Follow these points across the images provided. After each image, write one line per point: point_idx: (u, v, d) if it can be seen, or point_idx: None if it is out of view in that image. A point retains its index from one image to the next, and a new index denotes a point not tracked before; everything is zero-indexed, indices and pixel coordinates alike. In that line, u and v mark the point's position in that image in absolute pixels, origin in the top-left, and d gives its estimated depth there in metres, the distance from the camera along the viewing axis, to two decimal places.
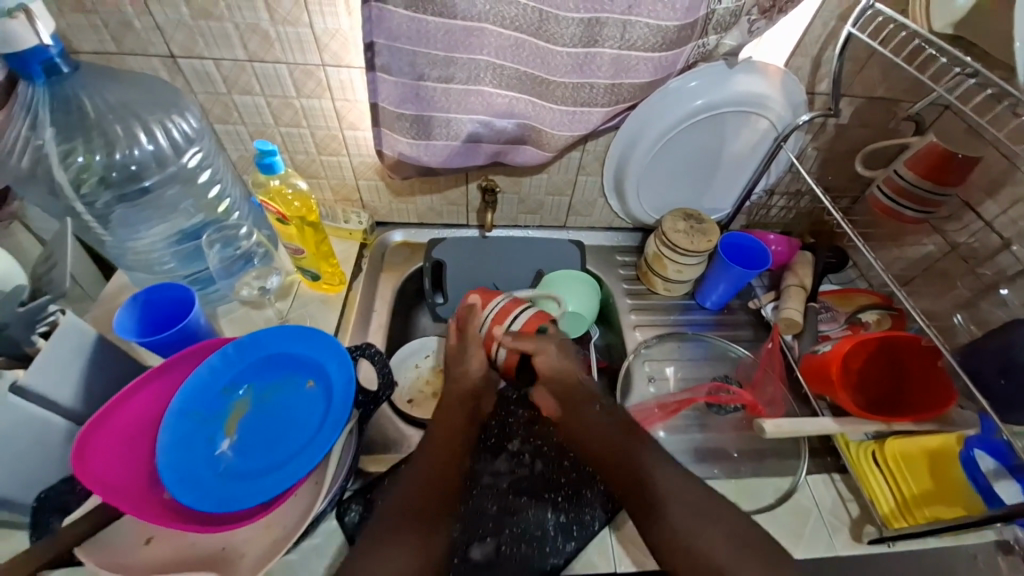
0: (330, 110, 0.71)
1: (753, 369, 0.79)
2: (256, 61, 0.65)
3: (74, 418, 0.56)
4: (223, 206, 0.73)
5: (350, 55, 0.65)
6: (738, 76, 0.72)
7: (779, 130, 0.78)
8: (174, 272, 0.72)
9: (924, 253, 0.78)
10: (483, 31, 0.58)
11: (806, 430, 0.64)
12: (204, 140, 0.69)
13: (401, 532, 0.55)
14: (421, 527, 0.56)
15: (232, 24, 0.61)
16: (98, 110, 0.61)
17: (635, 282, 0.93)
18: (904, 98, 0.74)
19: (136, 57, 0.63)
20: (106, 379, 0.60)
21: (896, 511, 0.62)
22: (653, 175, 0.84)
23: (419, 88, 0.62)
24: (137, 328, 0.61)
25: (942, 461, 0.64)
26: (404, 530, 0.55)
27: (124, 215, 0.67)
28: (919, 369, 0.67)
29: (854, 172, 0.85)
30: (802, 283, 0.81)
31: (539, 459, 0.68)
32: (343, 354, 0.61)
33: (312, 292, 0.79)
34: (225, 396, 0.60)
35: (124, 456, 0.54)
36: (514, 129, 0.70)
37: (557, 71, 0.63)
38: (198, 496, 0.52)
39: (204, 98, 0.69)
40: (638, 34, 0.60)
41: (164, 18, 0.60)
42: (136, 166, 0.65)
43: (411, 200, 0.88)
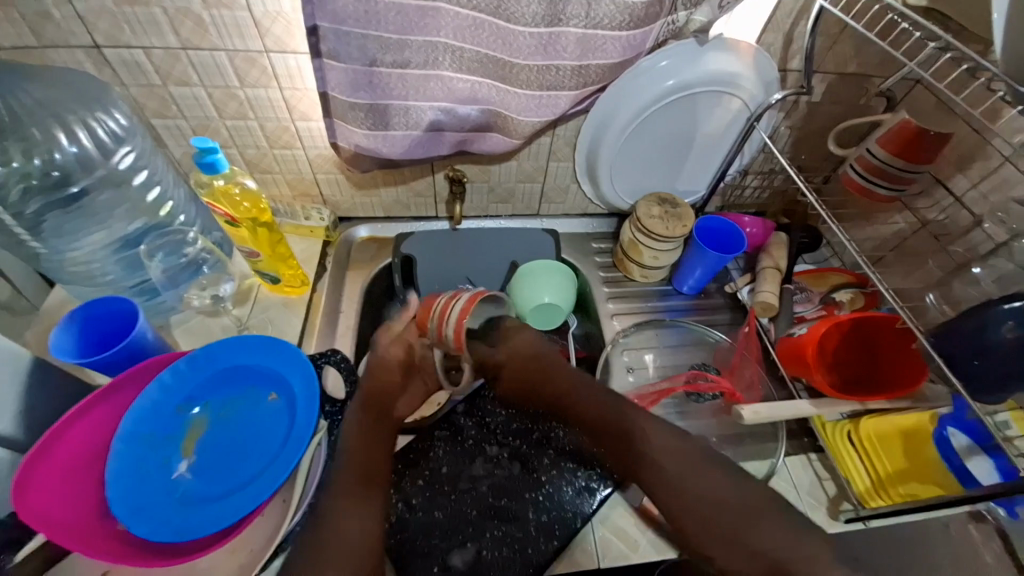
0: (279, 100, 0.66)
1: (731, 354, 0.78)
2: (190, 49, 0.59)
3: (15, 448, 0.52)
4: (165, 209, 0.67)
5: (296, 40, 0.60)
6: (709, 54, 0.70)
7: (752, 109, 0.76)
8: (116, 283, 0.67)
9: (896, 230, 0.79)
10: (438, 10, 0.53)
11: (784, 415, 0.64)
12: (136, 138, 0.63)
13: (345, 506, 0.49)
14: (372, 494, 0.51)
15: (159, 7, 0.55)
16: (12, 112, 0.56)
17: (611, 269, 0.91)
18: (875, 73, 0.73)
19: (58, 50, 0.57)
20: (48, 404, 0.55)
21: (872, 489, 0.63)
22: (626, 160, 0.81)
23: (372, 74, 0.57)
24: (77, 347, 0.56)
25: (916, 439, 0.65)
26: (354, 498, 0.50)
27: (58, 222, 0.61)
28: (892, 350, 0.67)
29: (826, 150, 0.84)
30: (777, 265, 0.80)
31: (518, 457, 0.67)
32: (306, 364, 0.58)
33: (274, 295, 0.75)
34: (182, 414, 0.56)
35: (72, 486, 0.50)
36: (478, 115, 0.66)
37: (521, 53, 0.59)
38: (154, 525, 0.49)
39: (136, 91, 0.63)
40: (603, 11, 0.56)
41: (80, 3, 0.53)
42: (59, 171, 0.59)
43: (375, 194, 0.83)
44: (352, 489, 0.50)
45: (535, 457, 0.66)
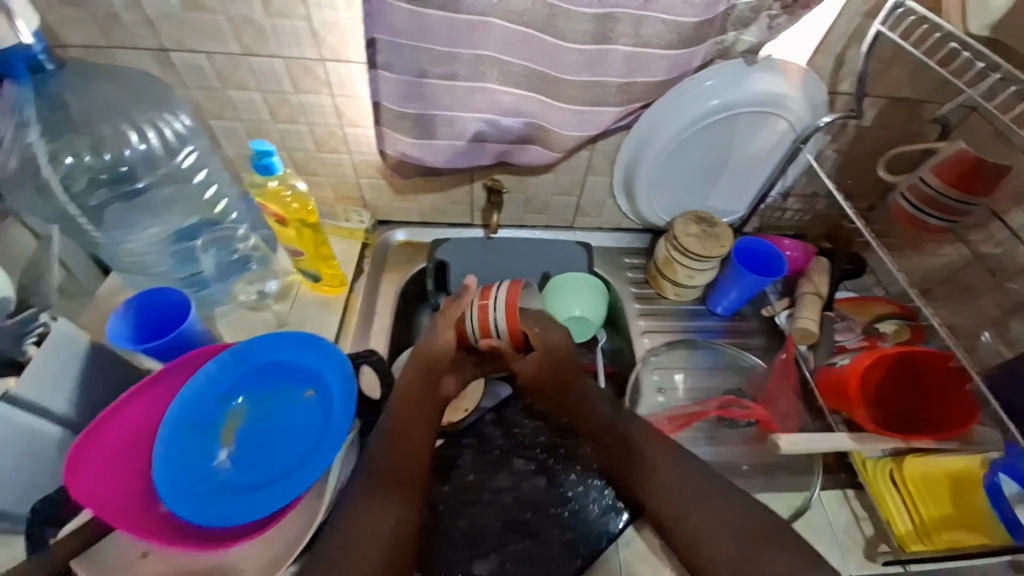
0: (329, 106, 0.68)
1: (766, 380, 0.76)
2: (250, 55, 0.62)
3: (67, 428, 0.55)
4: (220, 206, 0.70)
5: (350, 50, 0.62)
6: (757, 75, 0.69)
7: (798, 131, 0.75)
8: (167, 275, 0.69)
9: (945, 261, 0.75)
10: (488, 26, 0.54)
11: (821, 448, 0.62)
12: (197, 138, 0.68)
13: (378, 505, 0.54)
14: (400, 496, 0.56)
15: (225, 16, 0.58)
16: (83, 110, 0.59)
17: (643, 286, 0.90)
18: (930, 100, 0.71)
19: (126, 51, 0.60)
20: (100, 387, 0.58)
21: (913, 533, 0.60)
22: (665, 177, 0.81)
23: (421, 86, 0.59)
24: (131, 333, 0.59)
25: (965, 484, 0.62)
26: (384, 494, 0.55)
27: (118, 213, 0.65)
28: (938, 387, 0.64)
29: (874, 176, 0.82)
30: (817, 291, 0.78)
31: (545, 471, 0.67)
32: (342, 364, 0.59)
33: (312, 293, 0.77)
34: (222, 405, 0.58)
35: (118, 469, 0.53)
36: (521, 128, 0.67)
37: (567, 69, 0.60)
38: (195, 510, 0.51)
39: (198, 93, 0.66)
40: (652, 31, 0.56)
41: (154, 11, 0.57)
42: (126, 167, 0.63)
43: (413, 199, 0.85)
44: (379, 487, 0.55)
45: (561, 472, 0.66)
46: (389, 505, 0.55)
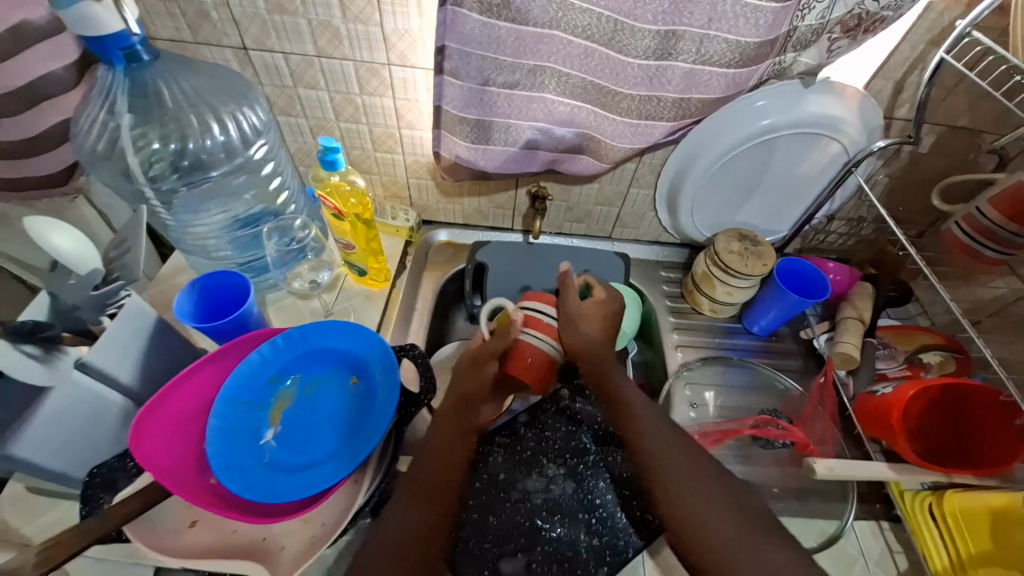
0: (391, 108, 0.71)
1: (803, 403, 0.76)
2: (323, 57, 0.65)
3: (129, 396, 0.59)
4: (282, 197, 0.74)
5: (417, 56, 0.65)
6: (813, 96, 0.69)
7: (851, 155, 0.75)
8: (228, 259, 0.74)
9: (996, 295, 0.74)
10: (553, 38, 0.56)
11: (860, 475, 0.62)
12: (270, 133, 0.70)
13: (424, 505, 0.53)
14: (430, 499, 0.53)
15: (305, 19, 0.61)
16: (174, 99, 0.63)
17: (678, 300, 0.90)
18: (988, 130, 0.70)
19: (210, 47, 0.65)
20: (163, 361, 0.62)
21: (950, 569, 0.59)
22: (710, 193, 0.81)
23: (483, 93, 0.61)
24: (194, 313, 0.63)
25: (1005, 520, 0.60)
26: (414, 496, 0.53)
27: (188, 198, 0.69)
28: (984, 422, 0.63)
29: (924, 204, 0.81)
30: (860, 317, 0.77)
31: (575, 475, 0.67)
32: (389, 355, 0.62)
33: (357, 286, 0.80)
34: (272, 386, 0.61)
35: (174, 439, 0.55)
36: (573, 138, 0.68)
37: (626, 82, 0.61)
38: (245, 485, 0.53)
39: (270, 90, 0.70)
40: (714, 49, 0.57)
41: (240, 11, 0.61)
42: (206, 155, 0.67)
43: (459, 202, 0.87)
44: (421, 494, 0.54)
45: (590, 477, 0.67)
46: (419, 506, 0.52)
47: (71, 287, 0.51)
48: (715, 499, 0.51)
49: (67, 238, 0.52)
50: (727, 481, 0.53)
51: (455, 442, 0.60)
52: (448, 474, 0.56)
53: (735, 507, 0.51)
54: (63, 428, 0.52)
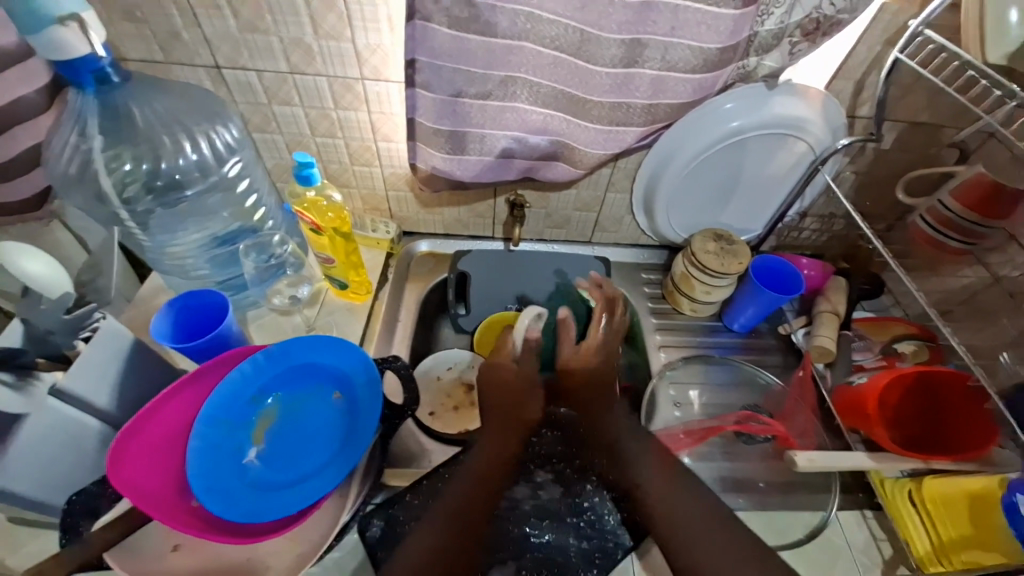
0: (366, 122, 0.72)
1: (783, 397, 0.77)
2: (297, 73, 0.66)
3: (106, 421, 0.57)
4: (259, 214, 0.74)
5: (390, 70, 0.65)
6: (778, 98, 0.71)
7: (817, 153, 0.77)
8: (207, 278, 0.73)
9: (964, 284, 0.76)
10: (523, 49, 0.57)
11: (842, 465, 0.63)
12: (244, 150, 0.71)
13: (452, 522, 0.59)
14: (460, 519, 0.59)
15: (277, 37, 0.62)
16: (145, 119, 0.63)
17: (660, 301, 0.91)
18: (948, 125, 0.72)
19: (182, 67, 0.65)
20: (140, 383, 0.61)
21: (932, 555, 0.60)
22: (685, 195, 0.83)
23: (456, 104, 0.62)
24: (172, 333, 0.62)
25: (979, 501, 0.61)
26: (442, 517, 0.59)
27: (164, 219, 0.68)
28: (958, 409, 0.65)
29: (891, 199, 0.83)
30: (835, 310, 0.79)
31: (562, 480, 0.67)
32: (372, 368, 0.61)
33: (339, 299, 0.80)
34: (254, 404, 0.60)
35: (154, 462, 0.54)
36: (547, 145, 0.69)
37: (596, 90, 0.62)
38: (228, 505, 0.52)
39: (245, 108, 0.70)
40: (678, 56, 0.59)
41: (211, 30, 0.61)
42: (180, 175, 0.67)
43: (439, 212, 0.88)
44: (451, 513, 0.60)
45: (577, 481, 0.67)
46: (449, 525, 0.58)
47: (46, 310, 0.53)
48: (687, 504, 0.62)
49: (38, 262, 0.55)
50: (701, 492, 0.63)
51: (491, 465, 0.66)
52: (483, 488, 0.63)
53: (705, 513, 0.61)
54: (37, 457, 0.51)
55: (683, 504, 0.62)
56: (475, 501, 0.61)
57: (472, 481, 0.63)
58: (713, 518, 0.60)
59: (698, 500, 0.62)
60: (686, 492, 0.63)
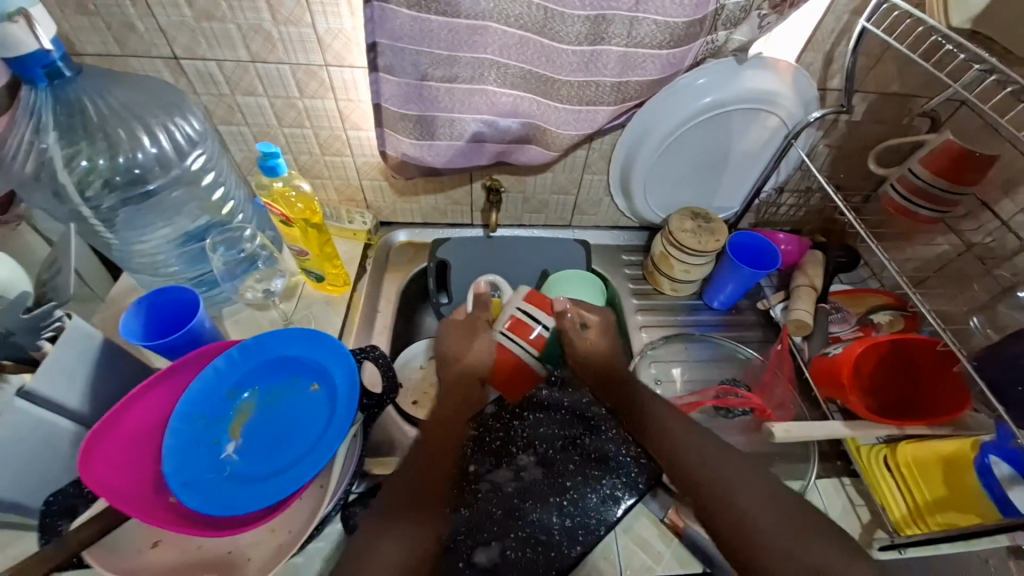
0: (334, 110, 0.71)
1: (762, 371, 0.78)
2: (258, 62, 0.64)
3: (80, 422, 0.57)
4: (227, 208, 0.72)
5: (354, 56, 0.64)
6: (748, 72, 0.71)
7: (789, 127, 0.77)
8: (178, 275, 0.72)
9: (939, 252, 0.77)
10: (486, 29, 0.56)
11: (818, 434, 0.64)
12: (207, 142, 0.69)
13: (412, 512, 0.56)
14: (424, 517, 0.56)
15: (235, 25, 0.60)
16: (100, 114, 0.61)
17: (641, 282, 0.91)
18: (920, 94, 0.72)
19: (139, 59, 0.63)
20: (113, 384, 0.60)
21: (908, 517, 0.62)
22: (661, 174, 0.82)
23: (422, 88, 0.61)
24: (143, 332, 0.61)
25: (955, 466, 0.63)
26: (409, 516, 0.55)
27: (130, 217, 0.67)
28: (933, 375, 0.65)
29: (864, 171, 0.84)
30: (812, 283, 0.80)
31: (546, 459, 0.68)
32: (348, 358, 0.61)
33: (317, 292, 0.79)
34: (230, 399, 0.60)
35: (128, 461, 0.54)
36: (519, 128, 0.68)
37: (563, 70, 0.62)
38: (204, 499, 0.52)
39: (207, 99, 0.69)
40: (644, 31, 0.58)
41: (166, 20, 0.59)
42: (140, 169, 0.65)
43: (415, 200, 0.87)
44: (405, 501, 0.56)
45: (560, 461, 0.67)
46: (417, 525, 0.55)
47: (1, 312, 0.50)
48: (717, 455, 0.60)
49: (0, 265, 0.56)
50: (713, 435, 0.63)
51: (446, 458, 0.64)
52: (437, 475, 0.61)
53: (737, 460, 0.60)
54: (10, 460, 0.50)
55: (698, 455, 0.61)
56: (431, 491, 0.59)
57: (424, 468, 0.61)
58: (749, 466, 0.59)
59: (717, 450, 0.61)
60: (705, 441, 0.62)
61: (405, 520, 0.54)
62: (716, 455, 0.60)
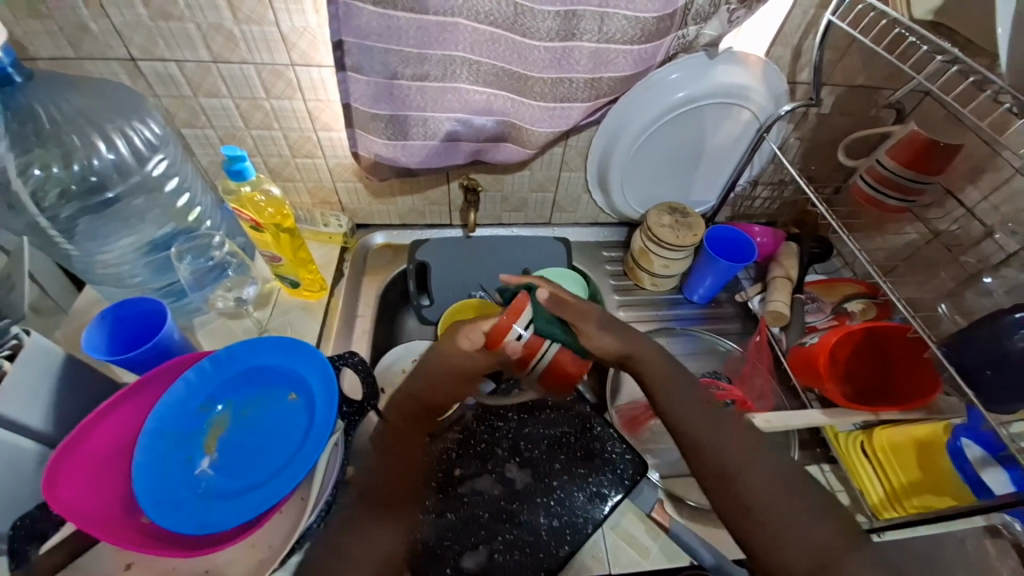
0: (303, 111, 0.69)
1: (742, 363, 0.80)
2: (221, 62, 0.62)
3: (45, 443, 0.54)
4: (194, 214, 0.71)
5: (320, 54, 0.62)
6: (720, 67, 0.71)
7: (761, 121, 0.78)
8: (144, 285, 0.70)
9: (907, 241, 0.79)
10: (456, 26, 0.55)
11: (797, 424, 0.65)
12: (169, 147, 0.67)
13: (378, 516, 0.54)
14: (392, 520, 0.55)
15: (194, 23, 0.58)
16: (53, 120, 0.58)
17: (621, 278, 0.91)
18: (885, 86, 0.74)
19: (94, 61, 0.61)
20: (78, 401, 0.58)
21: (886, 501, 0.63)
22: (638, 170, 0.82)
23: (393, 87, 0.60)
24: (107, 345, 0.59)
25: (930, 450, 0.65)
26: (374, 522, 0.53)
27: (91, 228, 0.64)
28: (905, 362, 0.67)
29: (835, 162, 0.85)
30: (788, 275, 0.81)
31: (529, 458, 0.68)
32: (325, 366, 0.59)
33: (293, 298, 0.77)
34: (204, 413, 0.58)
35: (99, 483, 0.52)
36: (494, 126, 0.68)
37: (536, 66, 0.61)
38: (178, 519, 0.50)
39: (168, 102, 0.66)
40: (616, 27, 0.58)
41: (120, 20, 0.57)
42: (97, 176, 0.62)
43: (392, 201, 0.85)
44: (374, 507, 0.55)
45: (544, 461, 0.67)
46: (385, 532, 0.53)
47: None
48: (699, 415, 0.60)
49: None
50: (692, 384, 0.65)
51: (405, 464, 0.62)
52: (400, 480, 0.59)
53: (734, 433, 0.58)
54: None
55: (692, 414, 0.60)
56: (394, 494, 0.57)
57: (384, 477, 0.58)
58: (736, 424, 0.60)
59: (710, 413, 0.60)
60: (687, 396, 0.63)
61: (374, 525, 0.53)
62: (717, 433, 0.58)
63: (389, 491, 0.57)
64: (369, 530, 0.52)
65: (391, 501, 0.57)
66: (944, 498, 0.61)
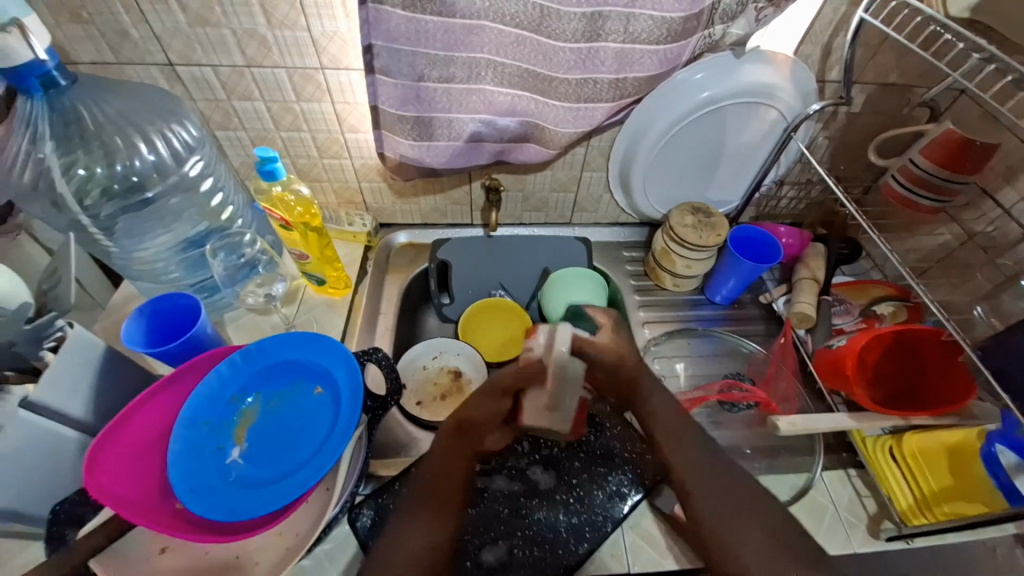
0: (331, 113, 0.70)
1: (765, 364, 0.79)
2: (254, 67, 0.64)
3: (86, 431, 0.57)
4: (226, 214, 0.73)
5: (349, 57, 0.64)
6: (747, 66, 0.70)
7: (788, 120, 0.76)
8: (179, 281, 0.73)
9: (941, 242, 0.77)
10: (482, 28, 0.56)
11: (823, 427, 0.63)
12: (204, 148, 0.69)
13: (429, 510, 0.55)
14: (440, 515, 0.55)
15: (229, 29, 0.60)
16: (97, 122, 0.61)
17: (643, 278, 0.91)
18: (919, 84, 0.72)
19: (134, 66, 0.63)
20: (117, 392, 0.60)
21: (916, 507, 0.62)
22: (661, 170, 0.82)
23: (419, 89, 0.61)
24: (145, 339, 0.61)
25: (961, 455, 0.63)
26: (425, 515, 0.54)
27: (130, 227, 0.67)
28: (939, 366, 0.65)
29: (864, 162, 0.84)
30: (814, 276, 0.80)
31: (548, 454, 0.70)
32: (351, 361, 0.60)
33: (319, 296, 0.79)
34: (234, 405, 0.60)
35: (135, 470, 0.54)
36: (517, 127, 0.68)
37: (561, 67, 0.61)
38: (210, 506, 0.52)
39: (204, 105, 0.68)
40: (641, 27, 0.58)
41: (160, 26, 0.59)
42: (137, 176, 0.65)
43: (415, 202, 0.87)
44: (427, 502, 0.56)
45: (566, 460, 0.69)
46: (429, 530, 0.54)
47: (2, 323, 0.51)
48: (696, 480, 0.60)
49: None
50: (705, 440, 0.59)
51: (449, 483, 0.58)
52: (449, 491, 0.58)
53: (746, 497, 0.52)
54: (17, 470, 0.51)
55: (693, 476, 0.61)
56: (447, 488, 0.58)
57: (439, 473, 0.59)
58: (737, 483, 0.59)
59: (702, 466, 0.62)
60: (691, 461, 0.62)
61: (418, 519, 0.54)
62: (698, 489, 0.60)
63: (441, 494, 0.57)
64: (416, 521, 0.54)
65: (442, 499, 0.57)
66: (973, 506, 0.60)
